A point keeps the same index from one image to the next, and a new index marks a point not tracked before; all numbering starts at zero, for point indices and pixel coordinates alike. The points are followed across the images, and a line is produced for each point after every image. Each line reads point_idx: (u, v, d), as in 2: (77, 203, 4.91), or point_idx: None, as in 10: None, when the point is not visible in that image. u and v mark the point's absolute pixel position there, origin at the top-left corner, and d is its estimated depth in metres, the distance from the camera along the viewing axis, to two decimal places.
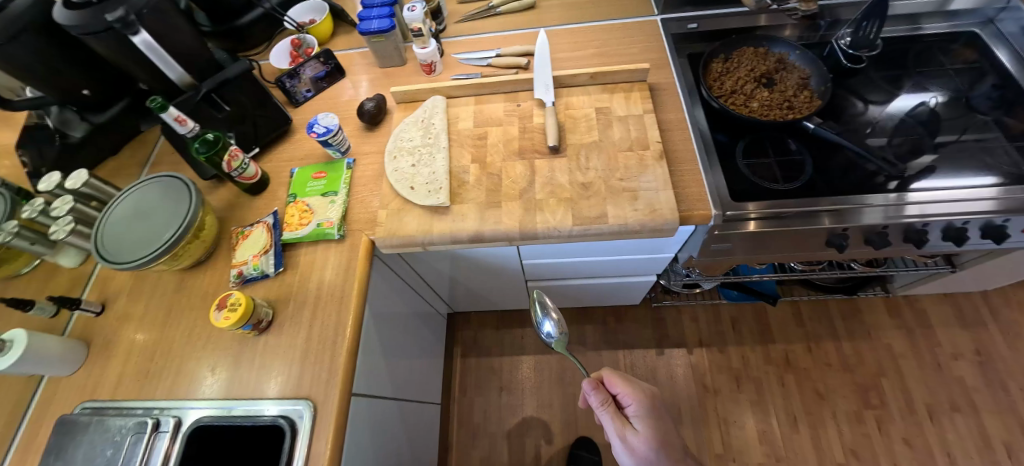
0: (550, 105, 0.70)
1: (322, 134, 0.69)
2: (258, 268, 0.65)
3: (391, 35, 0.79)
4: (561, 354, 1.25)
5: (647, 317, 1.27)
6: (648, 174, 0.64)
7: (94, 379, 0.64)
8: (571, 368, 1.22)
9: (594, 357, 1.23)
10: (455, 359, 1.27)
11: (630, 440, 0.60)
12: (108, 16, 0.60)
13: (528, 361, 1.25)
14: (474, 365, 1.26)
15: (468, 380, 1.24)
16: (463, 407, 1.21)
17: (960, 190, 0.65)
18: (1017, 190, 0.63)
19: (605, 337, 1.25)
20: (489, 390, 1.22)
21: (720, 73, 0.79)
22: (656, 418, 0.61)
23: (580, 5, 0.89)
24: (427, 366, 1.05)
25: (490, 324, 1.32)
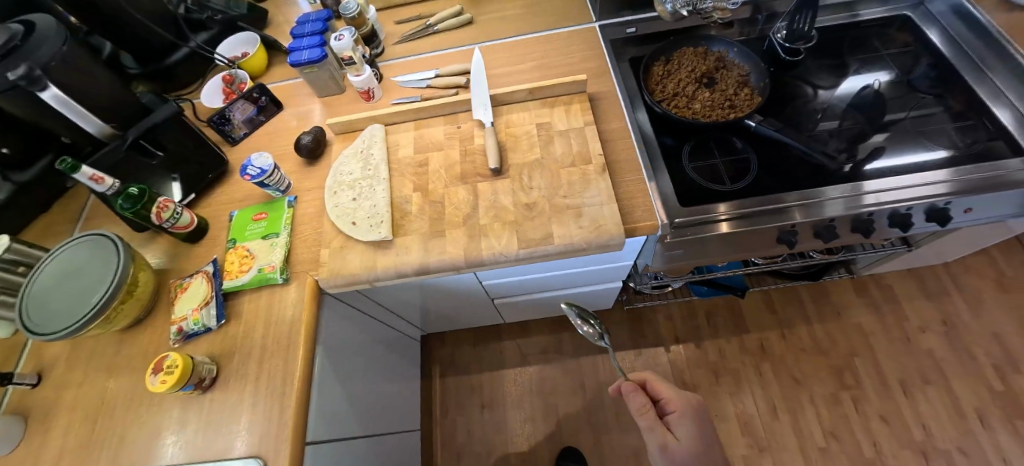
0: (489, 126, 0.69)
1: (256, 176, 0.66)
2: (199, 322, 0.62)
3: (323, 65, 0.77)
4: (541, 365, 1.25)
5: (623, 319, 1.27)
6: (592, 189, 0.63)
7: (32, 457, 0.60)
8: (551, 378, 1.22)
9: (573, 365, 1.24)
10: (434, 380, 1.26)
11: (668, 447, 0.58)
12: (10, 74, 0.56)
13: (508, 375, 1.25)
14: (454, 385, 1.25)
15: (450, 400, 1.23)
16: (446, 428, 1.20)
17: (905, 177, 0.66)
18: (964, 172, 0.65)
19: (582, 342, 1.26)
20: (470, 408, 1.21)
21: (661, 76, 0.78)
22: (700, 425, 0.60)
23: (517, 17, 0.88)
24: (400, 394, 1.03)
25: (467, 341, 1.31)
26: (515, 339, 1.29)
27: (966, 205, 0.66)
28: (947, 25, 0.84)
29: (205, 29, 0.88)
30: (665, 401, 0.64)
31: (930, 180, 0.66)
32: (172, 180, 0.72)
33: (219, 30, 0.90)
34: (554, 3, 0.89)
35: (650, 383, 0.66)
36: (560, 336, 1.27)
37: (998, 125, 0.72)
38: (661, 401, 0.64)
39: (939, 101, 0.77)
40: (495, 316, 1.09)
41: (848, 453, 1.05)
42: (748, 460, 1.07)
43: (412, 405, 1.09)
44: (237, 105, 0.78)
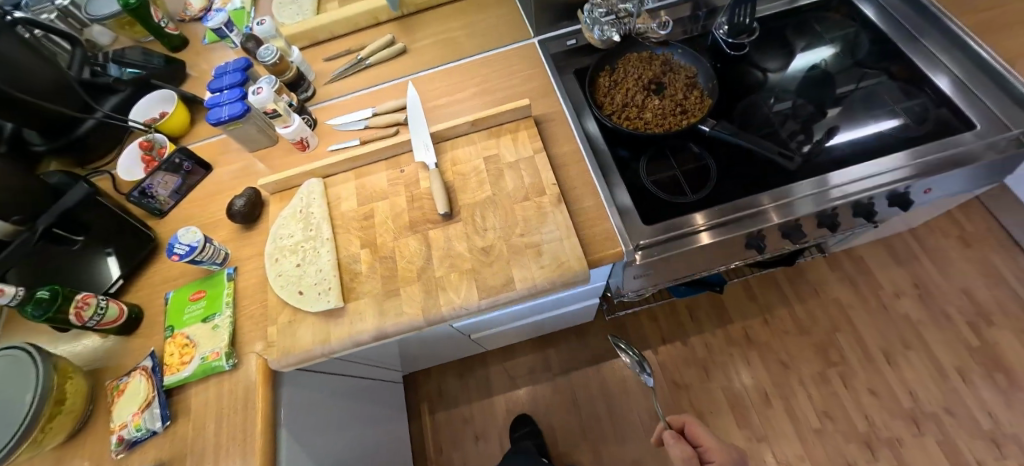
0: (433, 167, 0.65)
1: (184, 255, 0.60)
2: (141, 428, 0.56)
3: (248, 119, 0.70)
4: (532, 385, 1.22)
5: (608, 326, 1.25)
6: (549, 223, 0.60)
7: None
8: (544, 397, 1.20)
9: (564, 380, 1.22)
10: (424, 418, 1.22)
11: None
12: None
13: (499, 402, 1.22)
14: (445, 420, 1.21)
15: (442, 435, 1.19)
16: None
17: (865, 166, 0.65)
18: (922, 152, 0.64)
19: (571, 356, 1.24)
20: (465, 441, 1.18)
21: (609, 88, 0.75)
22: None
23: (453, 40, 0.84)
24: (382, 444, 0.98)
25: (453, 371, 1.27)
26: (502, 363, 1.26)
27: (927, 186, 0.66)
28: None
29: (114, 92, 0.81)
30: (705, 450, 0.60)
31: (891, 165, 0.64)
32: (109, 254, 0.68)
33: (132, 91, 0.82)
34: (489, 21, 0.85)
35: (688, 429, 0.64)
36: (548, 353, 1.24)
37: (938, 92, 0.72)
38: (701, 449, 0.61)
39: (882, 75, 0.76)
40: (475, 346, 1.05)
41: (842, 430, 1.06)
42: (749, 453, 1.06)
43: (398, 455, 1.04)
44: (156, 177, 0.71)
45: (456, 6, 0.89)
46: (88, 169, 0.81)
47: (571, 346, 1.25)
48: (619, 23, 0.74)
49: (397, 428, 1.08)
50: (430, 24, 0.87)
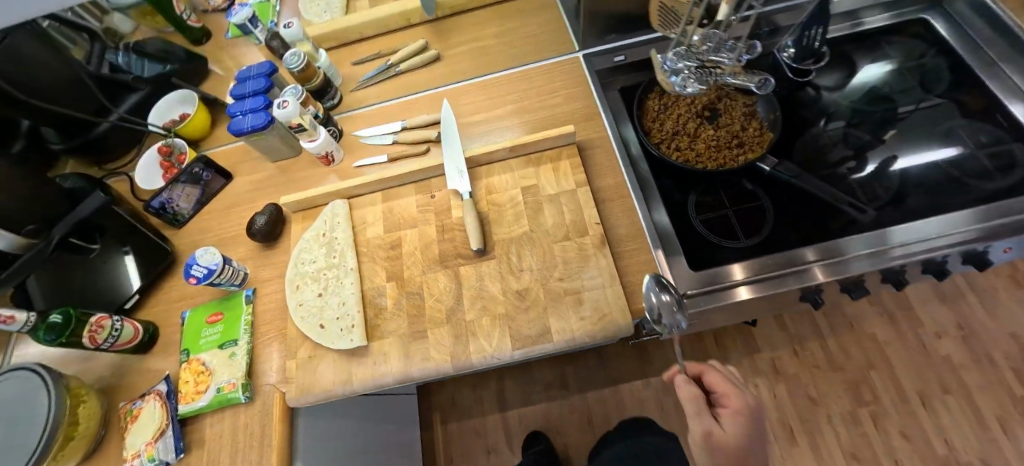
0: (467, 197, 0.60)
1: (202, 278, 0.57)
2: (153, 459, 0.54)
3: (270, 131, 0.66)
4: (547, 402, 1.19)
5: (629, 348, 1.21)
6: (591, 268, 0.55)
7: None
8: (560, 415, 1.17)
9: (580, 400, 1.18)
10: (436, 429, 1.20)
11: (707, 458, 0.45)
12: None
13: (512, 418, 1.19)
14: (457, 432, 1.20)
15: (453, 447, 1.18)
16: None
17: (925, 223, 0.58)
18: (993, 211, 0.57)
19: (589, 376, 1.20)
20: (477, 455, 1.16)
21: (659, 112, 0.69)
22: (759, 441, 0.45)
23: (490, 49, 0.78)
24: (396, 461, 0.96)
25: (467, 382, 1.25)
26: (516, 377, 1.24)
27: (1007, 246, 0.57)
28: (965, 21, 0.75)
29: (133, 91, 0.76)
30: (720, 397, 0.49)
31: (952, 226, 0.57)
32: (126, 253, 0.65)
33: (151, 89, 0.78)
34: (529, 29, 0.79)
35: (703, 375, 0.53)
36: (565, 371, 1.21)
37: (1014, 122, 0.65)
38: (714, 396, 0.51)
39: (950, 104, 0.69)
40: None
41: None
42: None
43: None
44: (173, 191, 0.68)
45: (494, 10, 0.82)
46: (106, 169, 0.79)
47: (589, 365, 1.21)
48: (705, 73, 0.57)
49: (412, 441, 1.06)
50: (465, 29, 0.81)
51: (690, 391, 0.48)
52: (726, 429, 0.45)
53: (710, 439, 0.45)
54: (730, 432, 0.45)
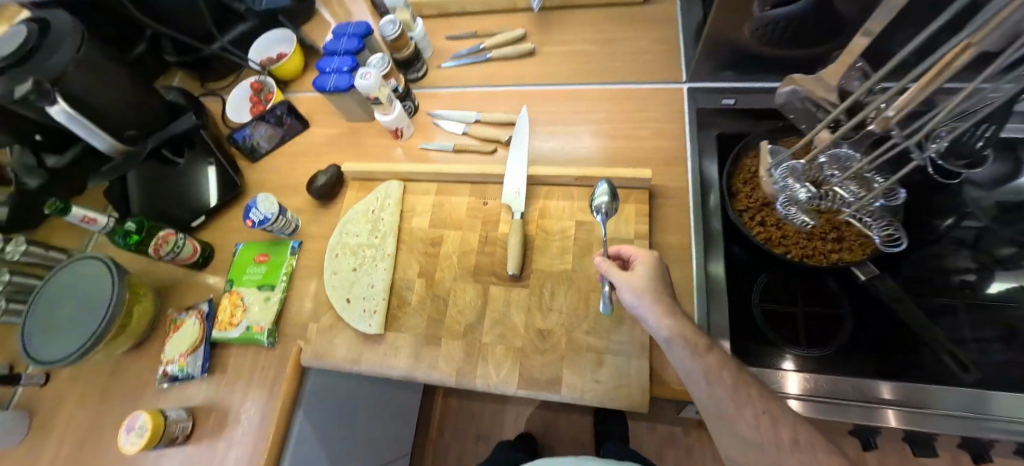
0: (517, 217, 0.57)
1: (257, 223, 0.61)
2: (184, 370, 0.60)
3: (350, 94, 0.66)
4: (546, 411, 1.19)
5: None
6: (622, 330, 0.51)
7: (30, 458, 0.63)
8: (554, 428, 1.16)
9: (579, 420, 1.16)
10: (436, 398, 1.25)
11: (636, 298, 0.46)
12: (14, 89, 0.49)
13: (508, 414, 1.20)
14: (454, 408, 1.24)
15: (447, 420, 1.23)
16: (438, 448, 1.20)
17: None
18: None
19: None
20: (466, 435, 1.20)
21: (754, 175, 0.59)
22: (664, 270, 0.48)
23: (589, 56, 0.71)
24: (394, 423, 1.01)
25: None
26: None
27: None
28: None
29: (243, 21, 0.80)
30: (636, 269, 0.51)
31: None
32: (210, 165, 0.70)
33: (258, 23, 0.80)
34: (638, 43, 0.71)
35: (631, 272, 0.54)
36: None
37: None
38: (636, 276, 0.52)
39: None
40: None
41: None
42: None
43: (403, 432, 1.07)
44: (257, 129, 0.72)
45: (606, 11, 0.74)
46: (206, 89, 0.84)
47: None
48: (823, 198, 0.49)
49: (412, 406, 1.12)
50: (569, 26, 0.74)
51: (608, 261, 0.49)
52: (639, 273, 0.47)
53: (631, 287, 0.47)
54: (642, 274, 0.47)
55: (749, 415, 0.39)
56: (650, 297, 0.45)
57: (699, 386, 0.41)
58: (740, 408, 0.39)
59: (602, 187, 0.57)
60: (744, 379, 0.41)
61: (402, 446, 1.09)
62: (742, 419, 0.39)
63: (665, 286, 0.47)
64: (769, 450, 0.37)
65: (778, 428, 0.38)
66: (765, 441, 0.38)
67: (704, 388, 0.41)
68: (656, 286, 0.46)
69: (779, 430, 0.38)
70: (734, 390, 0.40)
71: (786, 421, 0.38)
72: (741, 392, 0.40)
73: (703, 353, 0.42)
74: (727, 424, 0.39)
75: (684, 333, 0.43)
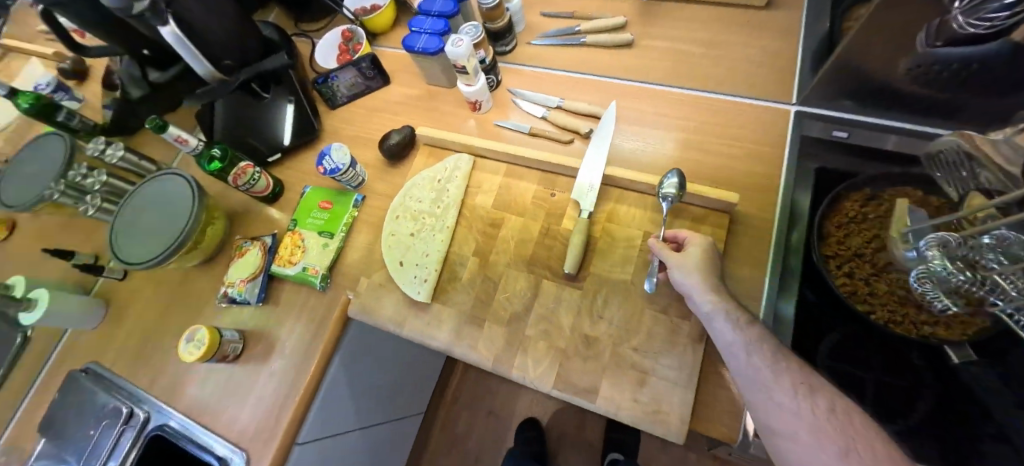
0: (584, 216, 0.54)
1: (328, 171, 0.62)
2: (242, 295, 0.64)
3: (437, 58, 0.66)
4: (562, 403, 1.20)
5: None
6: (672, 355, 0.49)
7: (105, 342, 0.70)
8: (566, 421, 1.18)
9: (593, 421, 1.17)
10: (456, 367, 1.29)
11: (684, 276, 0.46)
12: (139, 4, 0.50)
13: (523, 398, 1.23)
14: (471, 380, 1.27)
15: (464, 390, 1.27)
16: (451, 414, 1.26)
17: None
18: None
19: None
20: (479, 408, 1.24)
21: (850, 220, 0.54)
22: (716, 257, 0.48)
23: (693, 57, 0.66)
24: (416, 383, 1.05)
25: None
26: None
27: None
28: None
29: None
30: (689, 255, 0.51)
31: None
32: (289, 102, 0.72)
33: None
34: (750, 52, 0.64)
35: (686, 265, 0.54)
36: None
37: None
38: None
39: None
40: None
41: None
42: None
43: (423, 393, 1.12)
44: (341, 76, 0.72)
45: (721, 10, 0.68)
46: (298, 28, 0.86)
47: None
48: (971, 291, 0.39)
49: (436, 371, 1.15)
50: (676, 21, 0.69)
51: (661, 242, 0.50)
52: (689, 255, 0.48)
53: (682, 265, 0.47)
54: (695, 255, 0.47)
55: (785, 386, 0.37)
56: (697, 276, 0.46)
57: (736, 357, 0.40)
58: (777, 377, 0.37)
59: (670, 178, 0.54)
60: (783, 350, 0.40)
61: (420, 405, 1.13)
62: (779, 388, 0.37)
63: (715, 271, 0.47)
64: (805, 420, 0.35)
65: (814, 398, 0.36)
66: (801, 411, 0.35)
67: (742, 360, 0.40)
68: (706, 268, 0.46)
69: (817, 402, 0.35)
70: (772, 361, 0.39)
71: (825, 391, 0.36)
72: (779, 363, 0.38)
73: (743, 326, 0.41)
74: (762, 392, 0.38)
75: (727, 307, 0.43)
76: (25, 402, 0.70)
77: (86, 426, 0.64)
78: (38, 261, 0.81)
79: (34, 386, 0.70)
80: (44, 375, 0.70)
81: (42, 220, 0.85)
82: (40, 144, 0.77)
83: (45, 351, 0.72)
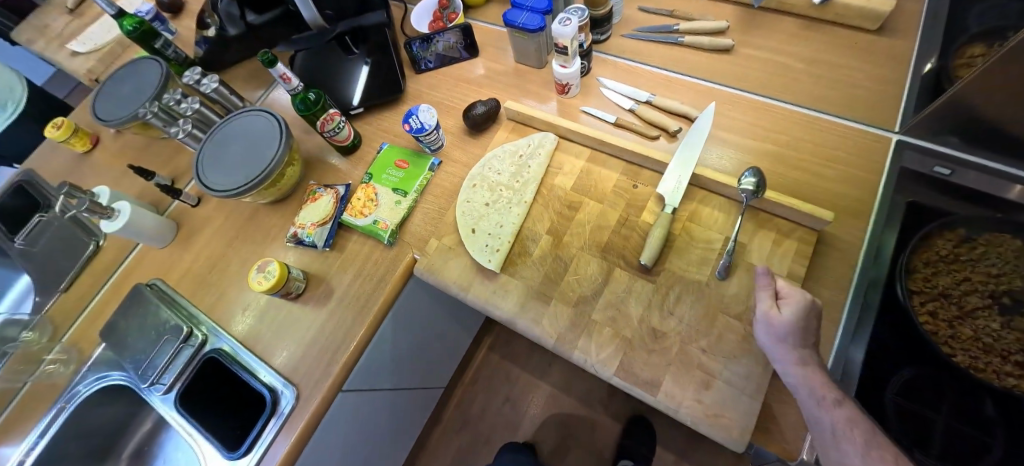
0: (668, 212, 0.54)
1: (414, 130, 0.64)
2: (310, 237, 0.66)
3: (535, 36, 0.67)
4: (579, 402, 1.22)
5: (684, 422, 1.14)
6: (742, 362, 0.48)
7: (172, 262, 0.73)
8: (582, 419, 1.20)
9: (608, 424, 1.19)
10: (480, 348, 1.33)
11: (771, 340, 0.44)
12: None
13: (542, 391, 1.25)
14: (493, 363, 1.31)
15: (484, 370, 1.31)
16: (468, 394, 1.29)
17: None
18: None
19: (630, 411, 1.19)
20: (496, 393, 1.27)
21: (941, 259, 0.52)
22: (815, 320, 0.44)
23: (792, 71, 0.65)
24: (444, 357, 1.06)
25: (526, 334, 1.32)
26: (567, 364, 1.27)
27: None
28: None
29: None
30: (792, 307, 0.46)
31: None
32: (364, 63, 0.75)
33: None
34: (855, 74, 0.63)
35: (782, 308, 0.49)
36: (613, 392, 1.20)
37: None
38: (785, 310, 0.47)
39: None
40: None
41: None
42: None
43: (447, 368, 1.12)
44: (445, 37, 0.74)
45: (829, 28, 0.66)
46: None
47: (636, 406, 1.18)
48: None
49: (463, 349, 1.16)
50: (779, 34, 0.68)
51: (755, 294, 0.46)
52: (783, 316, 0.44)
53: (773, 324, 0.44)
54: (788, 317, 0.43)
55: None
56: (786, 343, 0.43)
57: (824, 438, 0.39)
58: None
59: (748, 178, 0.54)
60: (875, 436, 0.38)
61: (442, 379, 1.14)
62: None
63: (811, 338, 0.43)
64: None
65: None
66: None
67: (832, 444, 0.39)
68: (801, 333, 0.43)
69: None
70: (864, 448, 0.38)
71: None
72: (871, 452, 0.38)
73: (830, 406, 0.39)
74: None
75: (814, 381, 0.41)
76: (91, 305, 0.73)
77: (145, 337, 0.66)
78: (118, 178, 0.85)
79: (99, 294, 0.73)
80: (110, 285, 0.73)
81: (126, 140, 0.89)
82: (138, 67, 0.81)
83: (115, 261, 0.75)
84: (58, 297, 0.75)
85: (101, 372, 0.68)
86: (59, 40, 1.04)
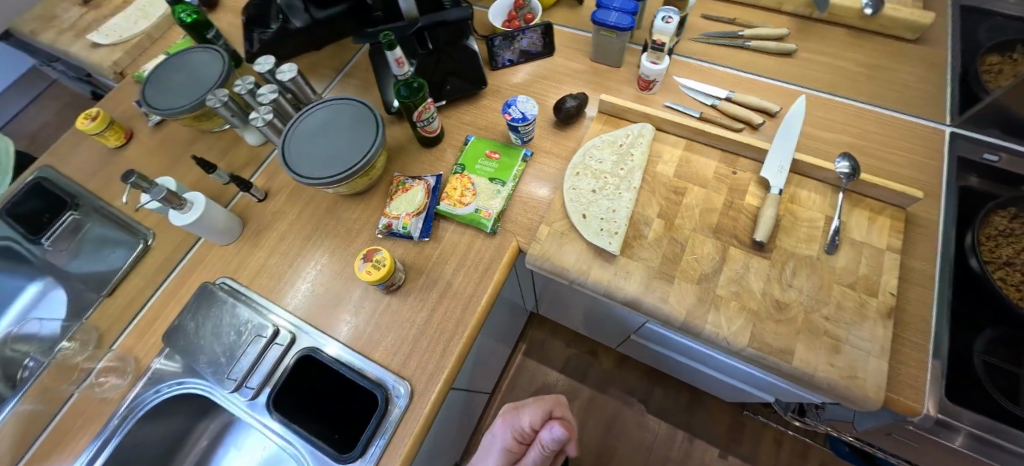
0: (776, 193, 0.58)
1: (515, 119, 0.65)
2: (406, 228, 0.64)
3: (622, 34, 0.70)
4: (621, 401, 1.23)
5: (726, 414, 1.17)
6: (863, 327, 0.51)
7: (239, 259, 0.68)
8: (624, 419, 1.20)
9: (652, 423, 1.19)
10: (517, 353, 1.32)
11: None
12: None
13: (582, 392, 1.25)
14: (530, 367, 1.30)
15: (523, 375, 1.29)
16: (506, 400, 1.26)
17: None
18: None
19: (672, 407, 1.20)
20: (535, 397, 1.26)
21: (1000, 234, 0.58)
22: None
23: (850, 73, 0.73)
24: (494, 358, 1.03)
25: (563, 337, 1.33)
26: (605, 364, 1.28)
27: None
28: None
29: None
30: None
31: None
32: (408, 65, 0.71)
33: None
34: (904, 76, 0.71)
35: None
36: (654, 389, 1.22)
37: None
38: None
39: None
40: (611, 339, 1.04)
41: None
42: None
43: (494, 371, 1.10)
44: (529, 35, 0.77)
45: (874, 38, 0.75)
46: None
47: (676, 401, 1.21)
48: None
49: (506, 351, 1.15)
50: (831, 42, 0.76)
51: None
52: None
53: None
54: None
55: None
56: None
57: None
58: None
59: (841, 163, 0.60)
60: None
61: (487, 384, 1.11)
62: None
63: None
64: None
65: None
66: None
67: None
68: None
69: None
70: None
71: None
72: None
73: None
74: None
75: None
76: (145, 308, 0.66)
77: (224, 340, 0.61)
78: (159, 173, 0.78)
79: (155, 297, 0.67)
80: (169, 285, 0.67)
81: (167, 134, 0.82)
82: (195, 55, 0.76)
83: (171, 262, 0.69)
84: (99, 303, 0.68)
85: (176, 378, 0.62)
86: (74, 31, 0.96)
